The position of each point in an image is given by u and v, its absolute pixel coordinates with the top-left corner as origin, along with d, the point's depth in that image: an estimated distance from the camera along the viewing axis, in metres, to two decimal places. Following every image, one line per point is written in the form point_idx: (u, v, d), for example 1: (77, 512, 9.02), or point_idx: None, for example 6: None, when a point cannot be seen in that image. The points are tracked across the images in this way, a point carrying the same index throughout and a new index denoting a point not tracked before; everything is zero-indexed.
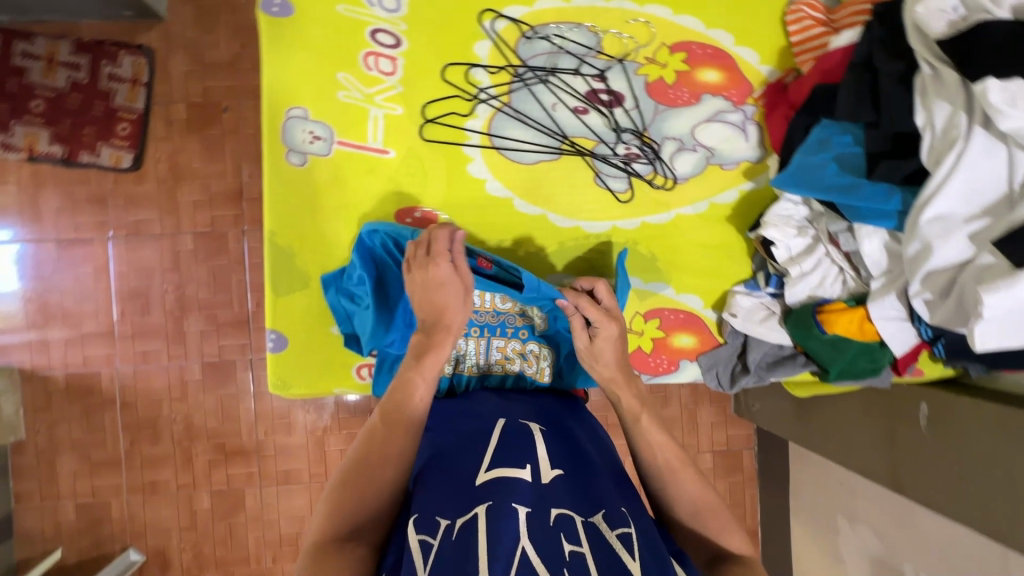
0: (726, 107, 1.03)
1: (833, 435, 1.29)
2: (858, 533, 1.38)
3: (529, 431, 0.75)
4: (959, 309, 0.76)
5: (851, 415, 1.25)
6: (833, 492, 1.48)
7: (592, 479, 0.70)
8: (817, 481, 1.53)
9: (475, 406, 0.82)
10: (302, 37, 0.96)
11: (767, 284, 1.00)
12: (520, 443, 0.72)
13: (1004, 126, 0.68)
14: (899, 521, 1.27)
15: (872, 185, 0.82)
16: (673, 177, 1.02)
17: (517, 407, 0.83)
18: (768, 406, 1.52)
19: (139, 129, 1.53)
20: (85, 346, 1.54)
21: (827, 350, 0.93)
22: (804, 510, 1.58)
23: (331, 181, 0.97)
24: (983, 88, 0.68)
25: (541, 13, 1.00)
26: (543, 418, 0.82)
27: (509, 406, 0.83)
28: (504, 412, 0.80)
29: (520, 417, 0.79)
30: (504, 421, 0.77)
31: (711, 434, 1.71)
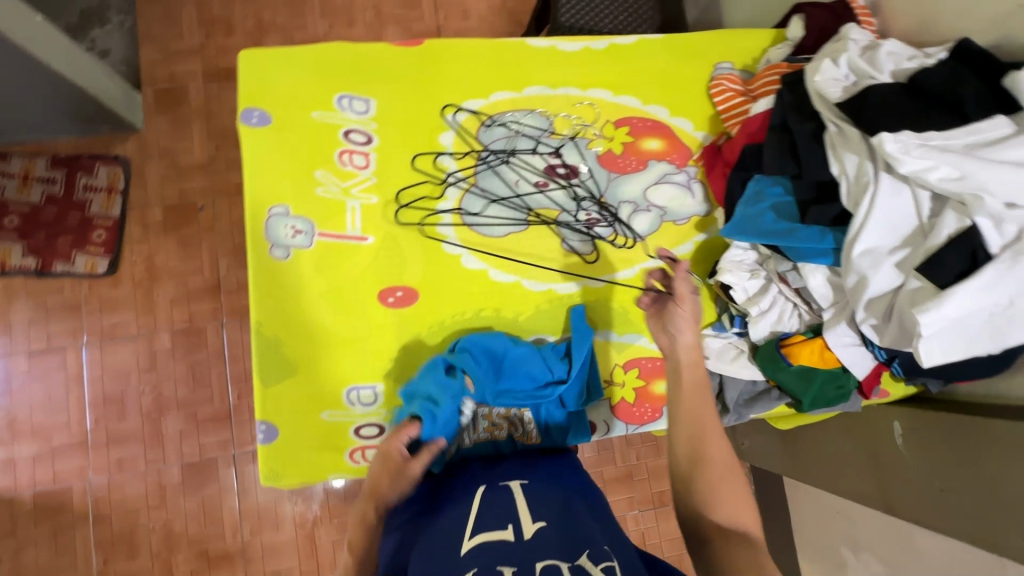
0: (670, 170, 1.14)
1: (820, 463, 1.33)
2: (863, 561, 1.38)
3: (509, 492, 0.77)
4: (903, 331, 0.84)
5: (833, 441, 1.29)
6: (833, 522, 1.49)
7: (577, 519, 0.72)
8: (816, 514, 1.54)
9: (461, 482, 0.84)
10: (280, 143, 1.04)
11: (733, 324, 1.06)
12: (504, 505, 0.74)
13: (904, 171, 0.79)
14: (900, 543, 1.28)
15: (806, 228, 0.92)
16: (633, 236, 1.11)
17: (500, 471, 0.85)
18: (758, 442, 1.56)
19: (115, 234, 1.57)
20: (55, 460, 1.48)
21: (795, 379, 0.99)
22: (809, 544, 1.57)
23: (313, 270, 1.02)
24: (880, 141, 0.80)
25: (497, 103, 1.11)
26: (526, 474, 0.84)
27: (494, 470, 0.85)
28: (485, 479, 0.83)
29: (500, 479, 0.82)
30: (486, 487, 0.79)
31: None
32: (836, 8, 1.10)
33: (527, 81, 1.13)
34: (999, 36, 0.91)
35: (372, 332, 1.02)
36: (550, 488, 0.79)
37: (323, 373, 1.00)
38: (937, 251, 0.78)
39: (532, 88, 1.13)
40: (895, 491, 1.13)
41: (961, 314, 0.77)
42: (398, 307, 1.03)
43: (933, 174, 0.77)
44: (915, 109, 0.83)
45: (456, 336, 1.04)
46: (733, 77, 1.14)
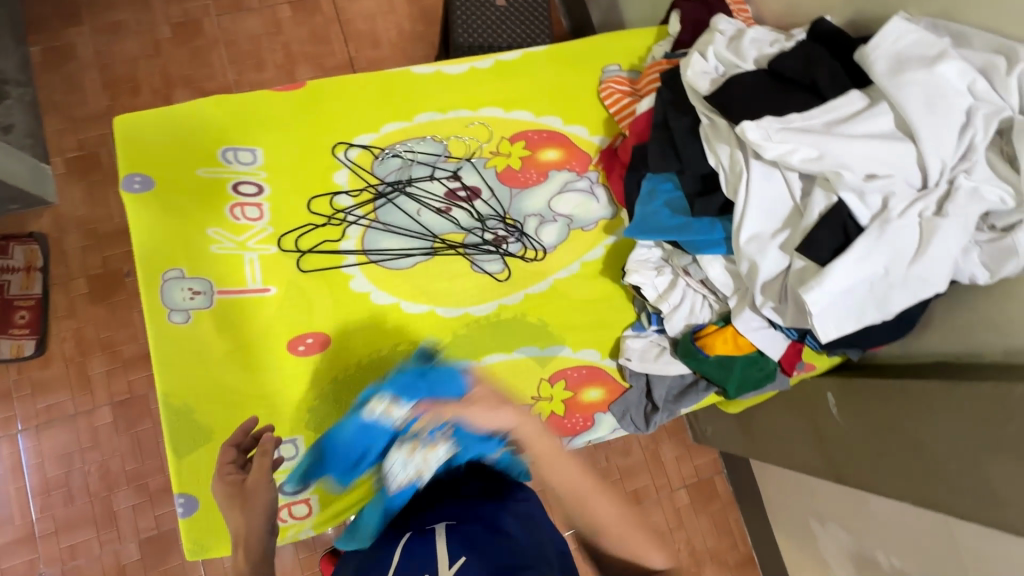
0: (571, 177, 1.15)
1: (773, 441, 1.33)
2: (832, 531, 1.38)
3: (433, 534, 0.74)
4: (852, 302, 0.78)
5: (780, 419, 1.30)
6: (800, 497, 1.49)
7: (505, 554, 0.69)
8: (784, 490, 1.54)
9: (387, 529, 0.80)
10: (168, 205, 1.01)
11: (650, 323, 1.07)
12: (422, 554, 0.70)
13: (768, 156, 0.80)
14: (860, 509, 1.28)
15: (698, 220, 0.93)
16: (542, 248, 1.11)
17: (428, 509, 0.81)
18: (718, 428, 1.56)
19: (39, 313, 1.50)
20: (2, 558, 1.41)
21: (716, 369, 1.00)
22: (781, 523, 1.57)
23: (216, 330, 0.99)
24: (742, 131, 0.82)
25: (388, 135, 1.11)
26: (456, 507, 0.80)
27: (418, 512, 0.81)
28: (411, 523, 0.78)
29: (425, 520, 0.78)
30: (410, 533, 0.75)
31: (677, 469, 1.71)
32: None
33: (417, 108, 1.12)
34: (853, 10, 0.94)
35: (285, 384, 0.99)
36: (479, 520, 0.75)
37: None
38: (811, 231, 0.80)
39: (422, 115, 1.12)
40: (840, 461, 1.13)
41: (844, 288, 0.78)
42: (309, 355, 1.01)
43: (794, 157, 0.79)
44: (774, 94, 0.85)
45: (374, 376, 1.02)
46: (620, 79, 1.16)
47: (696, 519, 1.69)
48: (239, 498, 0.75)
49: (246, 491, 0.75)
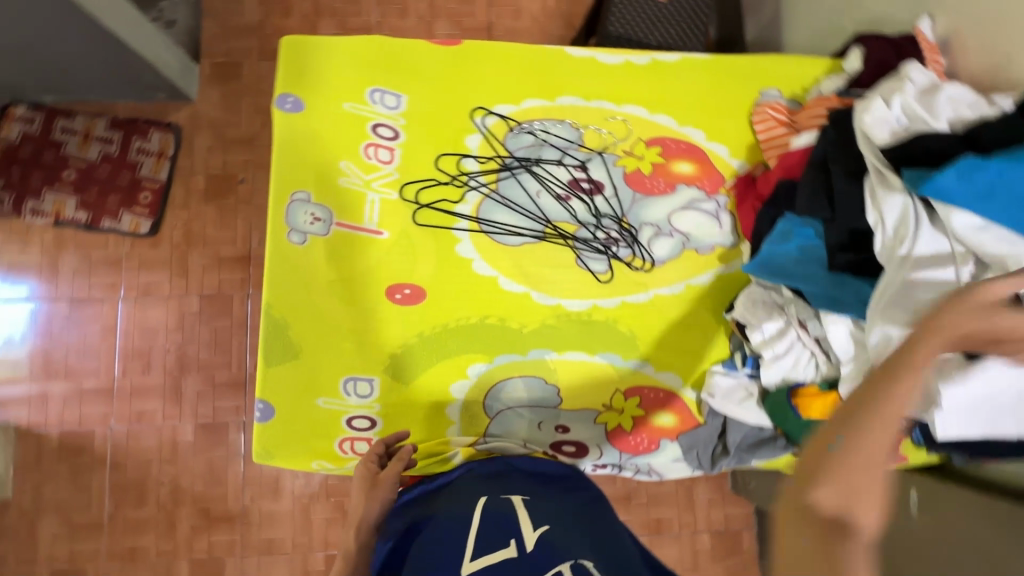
0: (700, 196, 1.10)
1: None
2: None
3: (511, 506, 0.76)
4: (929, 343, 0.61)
5: None
6: None
7: (592, 544, 0.70)
8: None
9: (462, 489, 0.83)
10: (309, 131, 1.05)
11: (744, 365, 1.02)
12: (504, 519, 0.73)
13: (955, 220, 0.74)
14: None
15: (832, 275, 0.88)
16: (651, 260, 1.08)
17: (500, 484, 0.85)
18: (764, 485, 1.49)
19: (159, 197, 1.63)
20: (82, 404, 1.55)
21: (803, 433, 0.93)
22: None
23: (325, 259, 1.03)
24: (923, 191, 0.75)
25: (528, 110, 1.10)
26: (526, 487, 0.84)
27: (487, 482, 0.85)
28: (487, 489, 0.82)
29: (501, 491, 0.81)
30: (487, 498, 0.79)
31: (705, 513, 1.64)
32: (900, 41, 1.02)
33: (562, 90, 1.11)
34: None
35: (375, 325, 1.03)
36: (554, 503, 0.79)
37: (322, 361, 1.01)
38: None
39: (566, 97, 1.10)
40: None
41: (990, 392, 0.74)
42: (403, 305, 1.04)
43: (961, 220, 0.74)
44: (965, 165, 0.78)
45: (457, 340, 1.03)
46: (779, 105, 1.09)
47: (712, 567, 1.62)
48: (369, 486, 0.89)
49: (375, 482, 0.89)
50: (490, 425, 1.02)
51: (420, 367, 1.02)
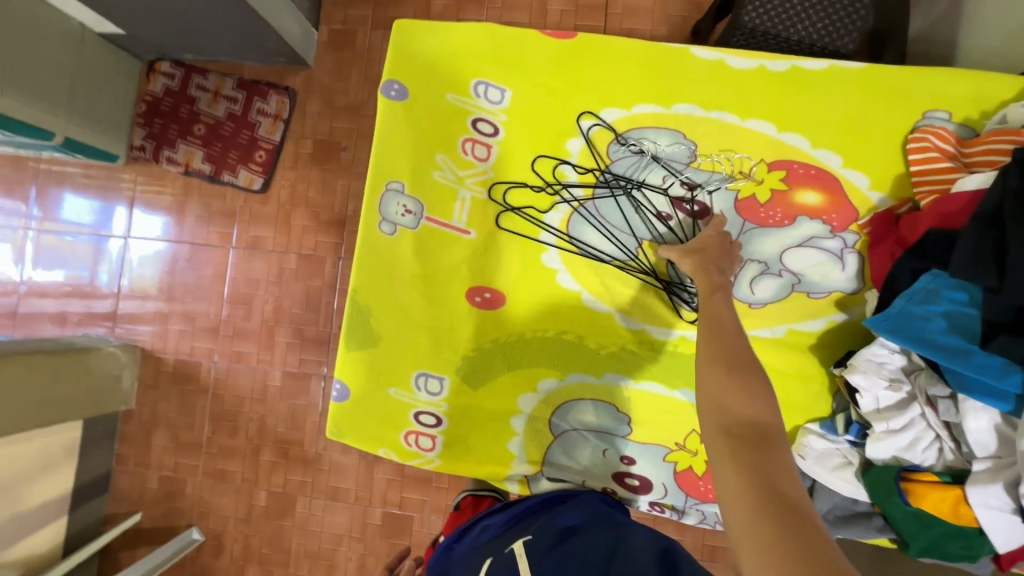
0: (823, 232, 0.96)
1: None
2: None
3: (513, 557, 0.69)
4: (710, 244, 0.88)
5: None
6: None
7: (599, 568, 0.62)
8: None
9: (466, 554, 0.77)
10: (410, 121, 1.04)
11: (847, 431, 0.90)
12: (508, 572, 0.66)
13: None
14: None
15: (986, 355, 0.74)
16: (752, 298, 0.98)
17: (510, 537, 0.77)
18: None
19: (272, 157, 1.72)
20: (194, 338, 1.73)
21: (909, 523, 0.81)
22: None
23: (413, 251, 1.03)
24: None
25: (638, 116, 1.01)
26: (530, 529, 0.76)
27: (496, 541, 0.77)
28: (493, 550, 0.75)
29: (506, 545, 0.74)
30: (492, 561, 0.71)
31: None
32: None
33: (679, 97, 1.00)
34: None
35: (451, 325, 1.03)
36: (562, 535, 0.72)
37: (399, 352, 1.03)
38: None
39: (683, 105, 1.00)
40: None
41: None
42: (481, 308, 1.03)
43: None
44: None
45: (531, 353, 1.01)
46: (945, 133, 0.90)
47: None
48: None
49: None
50: (552, 446, 1.00)
51: (491, 374, 1.02)
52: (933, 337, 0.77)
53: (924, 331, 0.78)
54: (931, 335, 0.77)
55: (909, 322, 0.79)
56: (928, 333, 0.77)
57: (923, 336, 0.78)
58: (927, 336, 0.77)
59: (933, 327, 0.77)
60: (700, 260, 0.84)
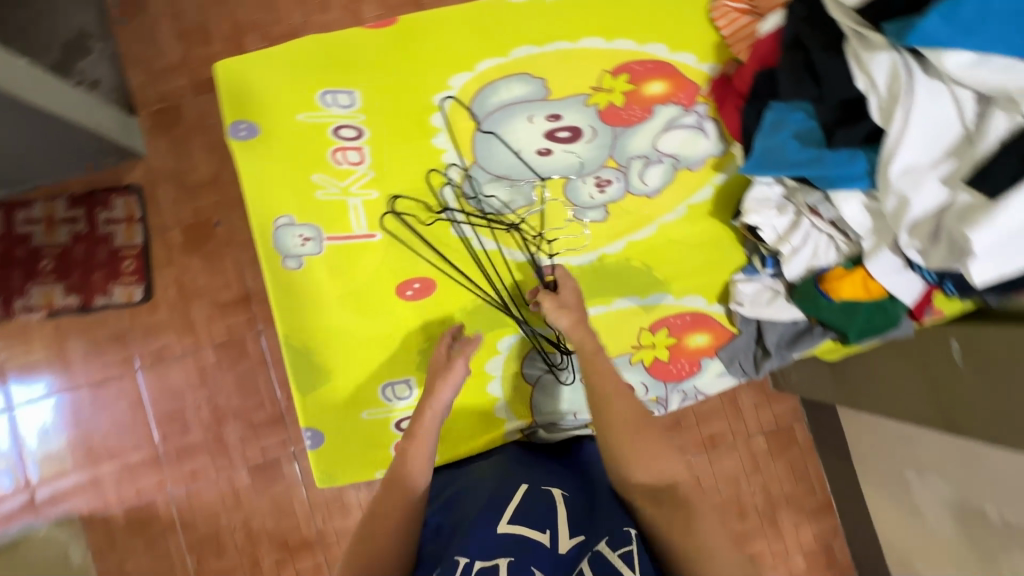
0: (678, 112, 1.06)
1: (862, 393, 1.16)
2: (931, 484, 1.21)
3: (551, 496, 0.82)
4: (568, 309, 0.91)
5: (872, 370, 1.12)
6: (888, 447, 1.32)
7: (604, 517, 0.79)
8: (868, 439, 1.39)
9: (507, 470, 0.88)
10: (273, 154, 1.02)
11: (765, 266, 1.01)
12: (540, 508, 0.79)
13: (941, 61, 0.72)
14: (968, 465, 1.09)
15: (835, 151, 0.85)
16: (647, 191, 1.06)
17: (542, 468, 0.88)
18: (803, 374, 1.34)
19: (142, 261, 1.55)
20: (136, 478, 1.55)
21: (838, 315, 0.93)
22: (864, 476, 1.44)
23: (328, 275, 1.02)
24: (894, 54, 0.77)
25: (485, 73, 1.05)
26: (565, 475, 0.87)
27: (527, 466, 0.89)
28: (529, 474, 0.86)
29: (543, 479, 0.85)
30: (527, 486, 0.83)
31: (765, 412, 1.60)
32: None
33: (513, 42, 1.05)
34: None
35: (396, 329, 1.02)
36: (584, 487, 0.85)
37: (356, 374, 1.01)
38: (987, 159, 0.72)
39: (519, 48, 1.05)
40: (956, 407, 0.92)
41: (1014, 228, 0.70)
42: (416, 300, 1.03)
43: (952, 59, 0.71)
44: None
45: (479, 322, 1.03)
46: None
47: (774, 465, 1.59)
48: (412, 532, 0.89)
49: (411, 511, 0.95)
50: (535, 393, 1.04)
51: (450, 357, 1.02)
52: (791, 157, 0.88)
53: (784, 156, 0.89)
54: (790, 157, 0.88)
55: (772, 153, 0.90)
56: (788, 156, 0.88)
57: (785, 161, 0.89)
58: (787, 159, 0.88)
59: (790, 150, 0.88)
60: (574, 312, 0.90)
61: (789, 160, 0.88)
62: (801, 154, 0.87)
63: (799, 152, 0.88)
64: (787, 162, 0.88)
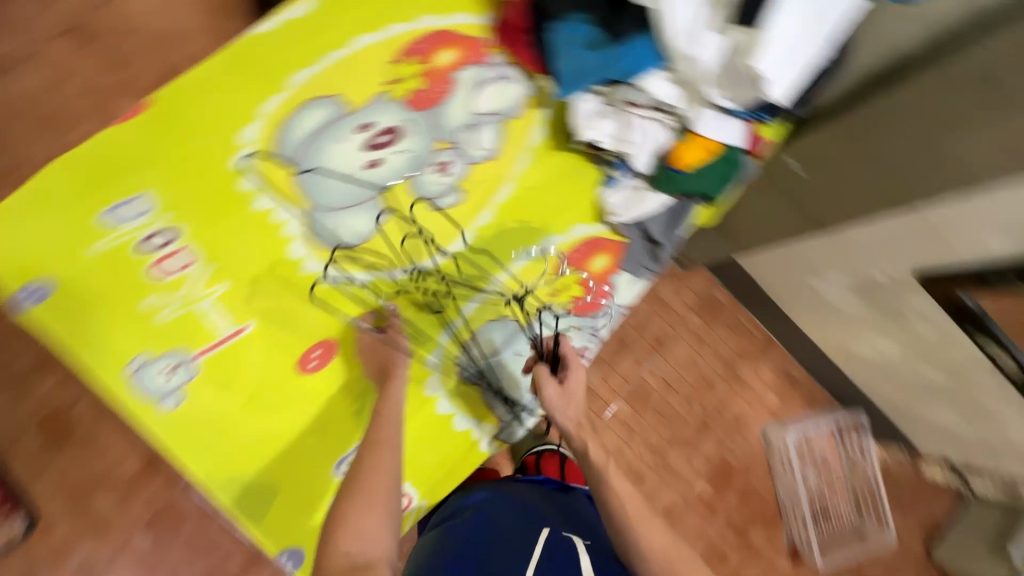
0: (478, 71, 1.04)
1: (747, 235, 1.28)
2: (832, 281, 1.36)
3: (570, 545, 0.85)
4: (575, 403, 0.94)
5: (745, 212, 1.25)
6: (787, 272, 1.47)
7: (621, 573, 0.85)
8: (771, 274, 1.53)
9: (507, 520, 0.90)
10: (87, 302, 0.88)
11: (620, 171, 1.05)
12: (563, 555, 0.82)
13: None
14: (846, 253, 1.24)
15: (624, 44, 0.90)
16: (484, 155, 1.04)
17: (550, 519, 0.93)
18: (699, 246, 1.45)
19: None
20: None
21: (698, 182, 1.00)
22: (788, 308, 1.62)
23: (215, 394, 0.92)
24: None
25: (274, 115, 0.96)
26: (579, 531, 0.93)
27: (545, 518, 0.93)
28: (544, 524, 0.90)
29: (559, 532, 0.88)
30: (548, 531, 0.87)
31: (680, 294, 1.74)
32: None
33: (289, 73, 0.97)
34: None
35: (314, 407, 0.97)
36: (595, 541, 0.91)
37: (298, 471, 0.97)
38: None
39: (297, 75, 0.97)
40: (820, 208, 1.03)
41: (783, 42, 0.79)
42: (320, 369, 0.98)
43: None
44: None
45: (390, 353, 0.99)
46: None
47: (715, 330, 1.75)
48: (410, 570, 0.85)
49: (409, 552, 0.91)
50: (483, 393, 1.09)
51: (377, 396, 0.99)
52: (592, 63, 0.91)
53: (586, 66, 0.91)
54: (592, 64, 0.91)
55: (575, 68, 0.92)
56: (589, 64, 0.91)
57: (589, 69, 0.92)
58: (591, 67, 0.91)
59: (589, 57, 0.91)
60: (579, 416, 0.93)
61: (591, 67, 0.91)
62: (599, 59, 0.91)
63: (597, 57, 0.91)
64: (591, 70, 0.92)
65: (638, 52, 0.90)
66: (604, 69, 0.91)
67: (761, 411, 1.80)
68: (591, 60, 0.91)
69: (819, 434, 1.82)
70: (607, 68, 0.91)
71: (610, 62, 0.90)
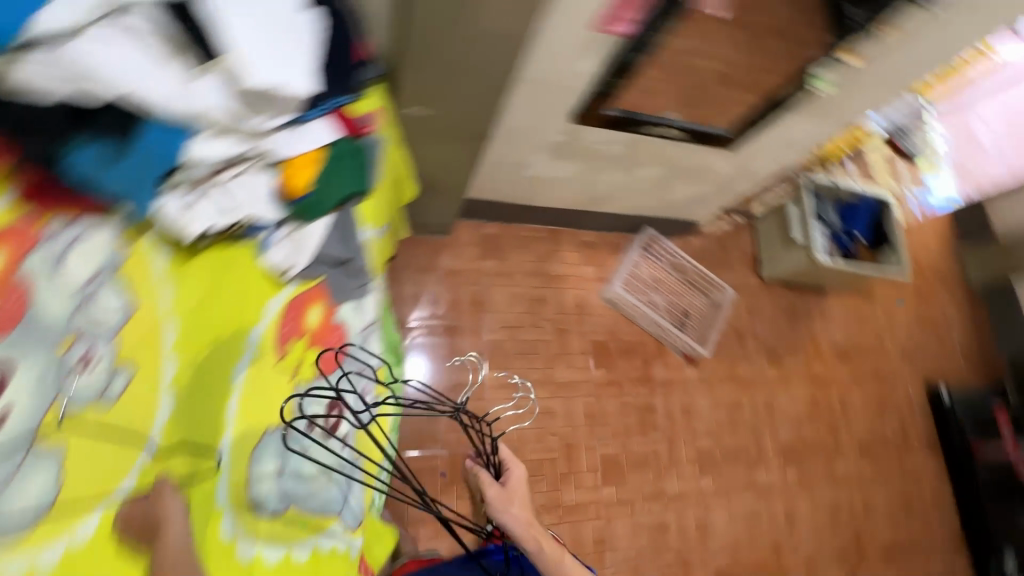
0: (50, 219, 0.68)
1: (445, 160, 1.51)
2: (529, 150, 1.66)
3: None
4: (516, 501, 1.54)
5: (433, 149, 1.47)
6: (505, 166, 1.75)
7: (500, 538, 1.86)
8: (499, 176, 1.81)
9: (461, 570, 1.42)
10: None
11: (261, 232, 0.99)
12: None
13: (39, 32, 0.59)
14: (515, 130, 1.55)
15: (141, 138, 0.74)
16: (113, 326, 0.75)
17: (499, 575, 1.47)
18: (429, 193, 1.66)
19: None
20: None
21: (336, 187, 1.10)
22: (529, 199, 2.01)
23: None
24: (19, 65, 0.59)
25: None
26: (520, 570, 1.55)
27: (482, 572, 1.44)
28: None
29: None
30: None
31: (463, 255, 2.16)
32: None
33: None
34: None
35: None
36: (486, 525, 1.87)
37: None
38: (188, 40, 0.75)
39: None
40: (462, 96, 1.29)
41: (258, 47, 0.82)
42: None
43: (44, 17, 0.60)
44: None
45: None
46: None
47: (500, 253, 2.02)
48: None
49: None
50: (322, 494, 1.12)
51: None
52: (130, 180, 0.74)
53: (127, 190, 0.75)
54: (127, 185, 0.74)
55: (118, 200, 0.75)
56: (127, 185, 0.74)
57: (131, 188, 0.75)
58: (132, 188, 0.75)
59: (118, 180, 0.73)
60: (530, 518, 1.50)
61: (134, 182, 0.75)
62: (126, 169, 0.73)
63: (124, 169, 0.73)
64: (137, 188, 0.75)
65: (163, 135, 0.75)
66: (148, 177, 0.76)
67: (581, 278, 2.29)
68: (127, 178, 0.74)
69: (635, 267, 2.38)
70: (147, 176, 0.76)
71: (146, 163, 0.75)
